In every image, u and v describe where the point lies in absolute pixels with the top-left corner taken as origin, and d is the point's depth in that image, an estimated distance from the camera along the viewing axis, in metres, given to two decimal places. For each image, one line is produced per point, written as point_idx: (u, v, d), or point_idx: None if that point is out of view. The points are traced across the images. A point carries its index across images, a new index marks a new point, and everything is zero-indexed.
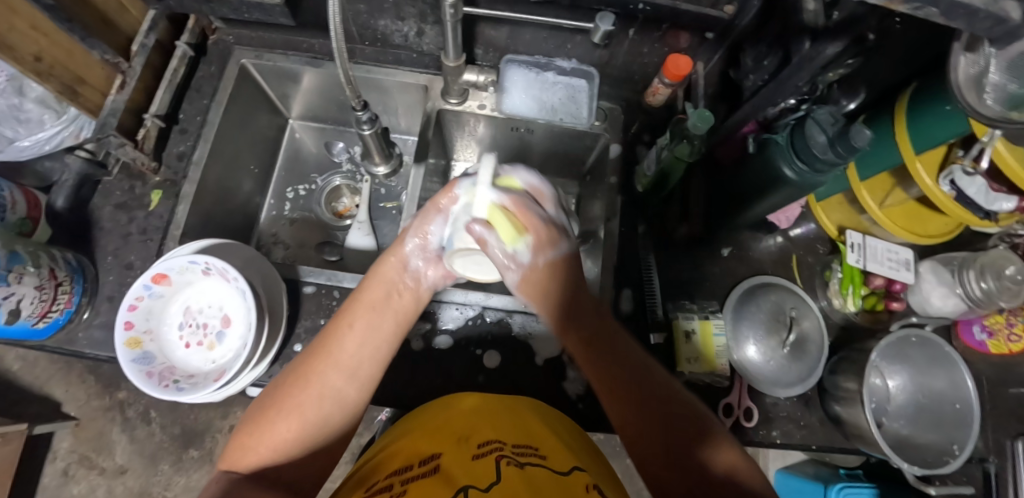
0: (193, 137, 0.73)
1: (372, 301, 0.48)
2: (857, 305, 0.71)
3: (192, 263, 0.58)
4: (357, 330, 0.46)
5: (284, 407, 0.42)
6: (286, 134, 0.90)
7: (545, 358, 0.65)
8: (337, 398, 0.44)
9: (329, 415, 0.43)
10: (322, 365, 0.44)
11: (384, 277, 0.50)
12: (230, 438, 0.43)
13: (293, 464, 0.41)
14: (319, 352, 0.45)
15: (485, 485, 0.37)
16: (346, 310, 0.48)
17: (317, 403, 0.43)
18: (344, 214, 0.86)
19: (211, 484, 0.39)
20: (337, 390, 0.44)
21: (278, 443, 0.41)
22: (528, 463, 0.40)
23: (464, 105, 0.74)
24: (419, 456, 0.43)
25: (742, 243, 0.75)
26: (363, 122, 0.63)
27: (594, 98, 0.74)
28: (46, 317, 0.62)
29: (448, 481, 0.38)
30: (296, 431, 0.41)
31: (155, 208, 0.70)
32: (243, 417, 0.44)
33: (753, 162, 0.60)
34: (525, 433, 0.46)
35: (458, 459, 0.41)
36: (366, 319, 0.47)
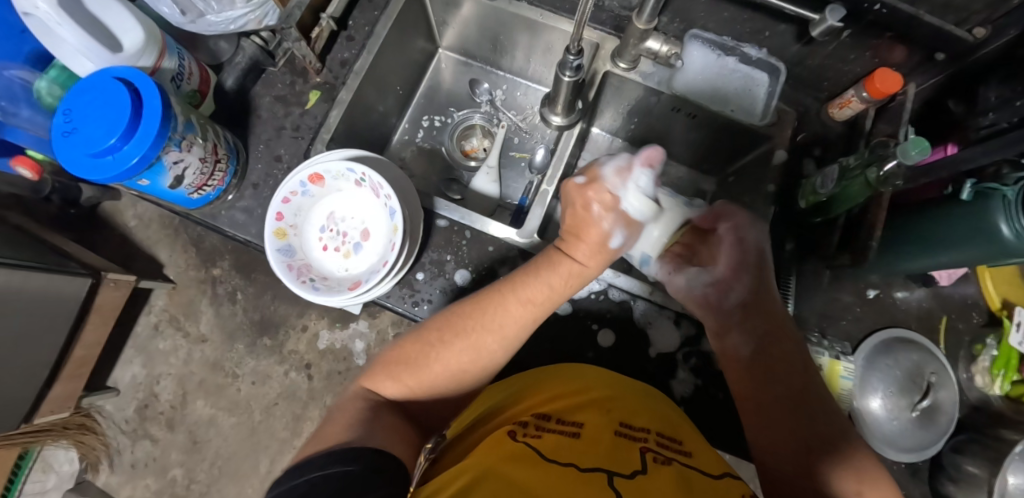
0: (357, 46, 0.73)
1: (535, 300, 0.49)
2: (1005, 390, 0.64)
3: (349, 170, 0.59)
4: (515, 313, 0.49)
5: (441, 354, 0.47)
6: (432, 62, 0.89)
7: (660, 351, 0.63)
8: (486, 363, 0.49)
9: (474, 375, 0.49)
10: (484, 334, 0.48)
11: (572, 256, 0.51)
12: (381, 359, 0.49)
13: (419, 399, 0.48)
14: (482, 312, 0.49)
15: (631, 473, 0.36)
16: (512, 285, 0.50)
17: (472, 366, 0.48)
18: (470, 155, 0.85)
19: (355, 397, 0.46)
20: (490, 353, 0.48)
21: (428, 383, 0.47)
22: (678, 461, 0.39)
23: (633, 72, 0.70)
24: (561, 412, 0.43)
25: (891, 290, 0.69)
26: (568, 68, 0.60)
27: (773, 96, 0.69)
28: (201, 190, 0.65)
29: (588, 448, 0.38)
30: (449, 378, 0.48)
31: (311, 108, 0.71)
32: (396, 342, 0.50)
33: (953, 209, 0.54)
34: (668, 424, 0.44)
35: (603, 432, 0.41)
36: (525, 307, 0.49)
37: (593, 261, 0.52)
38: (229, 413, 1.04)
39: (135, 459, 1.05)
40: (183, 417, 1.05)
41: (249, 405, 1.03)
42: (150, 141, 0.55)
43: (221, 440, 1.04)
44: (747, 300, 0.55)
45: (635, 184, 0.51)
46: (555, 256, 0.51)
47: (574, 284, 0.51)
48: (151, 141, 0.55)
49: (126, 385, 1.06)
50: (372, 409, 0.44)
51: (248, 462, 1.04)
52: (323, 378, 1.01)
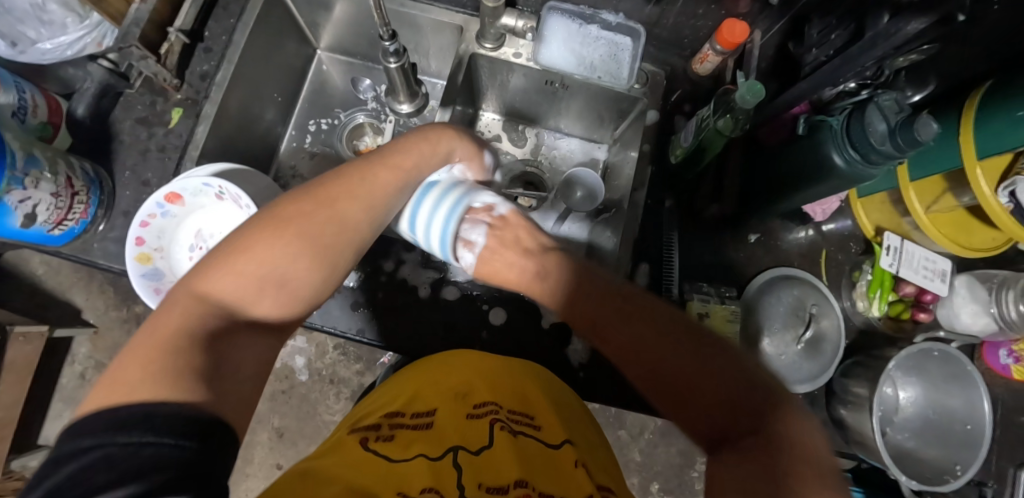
0: (216, 57, 0.71)
1: (376, 190, 0.41)
2: (882, 311, 0.68)
3: (206, 186, 0.57)
4: (361, 199, 0.40)
5: (263, 253, 0.35)
6: (312, 65, 0.87)
7: (552, 322, 0.64)
8: (325, 266, 0.38)
9: (310, 287, 0.37)
10: (347, 200, 0.39)
11: (428, 140, 0.46)
12: (202, 262, 0.35)
13: (253, 295, 0.34)
14: (336, 185, 0.40)
15: (476, 448, 0.39)
16: (356, 170, 0.41)
17: (315, 258, 0.37)
18: (365, 155, 0.84)
19: (173, 308, 0.31)
20: (328, 243, 0.38)
21: (261, 268, 0.35)
22: (523, 433, 0.42)
23: (499, 51, 0.71)
24: (414, 405, 0.45)
25: (772, 232, 0.71)
26: (390, 54, 0.62)
27: (638, 58, 0.70)
28: (62, 225, 0.62)
29: (437, 434, 0.41)
30: (279, 294, 0.36)
31: (175, 126, 0.69)
32: (224, 240, 0.36)
33: (797, 146, 0.57)
34: (525, 392, 0.48)
35: (454, 416, 0.43)
36: (368, 201, 0.41)
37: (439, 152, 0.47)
38: None
39: None
40: None
41: None
42: None
43: None
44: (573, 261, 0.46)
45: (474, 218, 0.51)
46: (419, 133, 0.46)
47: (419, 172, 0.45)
48: None
49: (59, 440, 1.01)
50: (209, 299, 0.33)
51: None
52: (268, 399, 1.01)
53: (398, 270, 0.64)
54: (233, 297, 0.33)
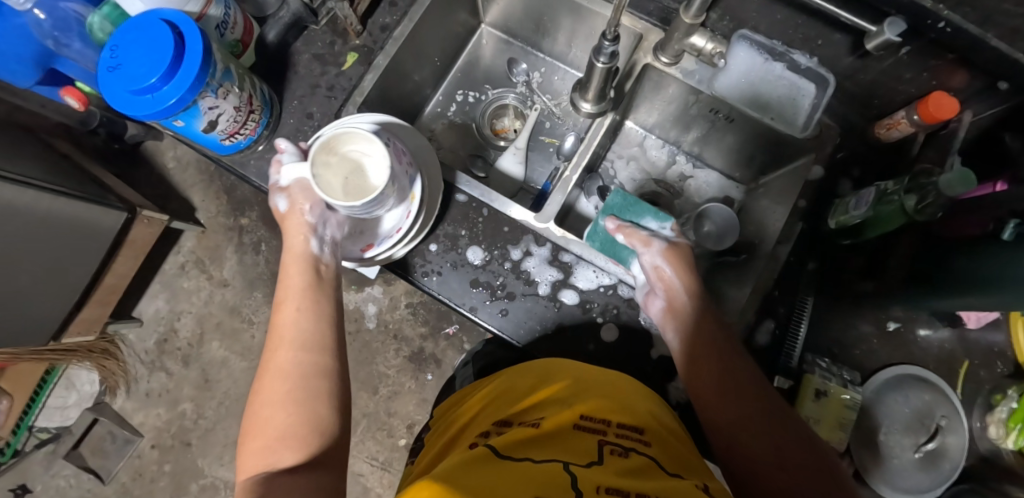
0: (399, 13, 0.74)
1: (294, 283, 0.56)
2: (1019, 445, 0.61)
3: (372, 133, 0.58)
4: (298, 312, 0.53)
5: (280, 404, 0.46)
6: (473, 37, 0.88)
7: (661, 354, 0.62)
8: (315, 368, 0.49)
9: (309, 387, 0.48)
10: (281, 351, 0.50)
11: (292, 252, 0.58)
12: (240, 458, 0.46)
13: (308, 436, 0.45)
14: (273, 342, 0.51)
15: (587, 461, 0.39)
16: (285, 304, 0.54)
17: (301, 382, 0.48)
18: (501, 134, 0.86)
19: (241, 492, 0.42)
20: (288, 364, 0.49)
21: (283, 428, 0.45)
22: (635, 451, 0.42)
23: (673, 68, 0.68)
24: (521, 415, 0.48)
25: (913, 326, 0.65)
26: (602, 54, 0.60)
27: (818, 108, 0.66)
28: (233, 137, 0.66)
29: (549, 439, 0.42)
30: (295, 389, 0.47)
31: (347, 69, 0.72)
32: (241, 434, 0.48)
33: (989, 249, 0.52)
34: (632, 408, 0.48)
35: (562, 424, 0.45)
36: (298, 299, 0.54)
37: (293, 241, 0.59)
38: (241, 357, 1.09)
39: (150, 388, 1.09)
40: (197, 356, 1.09)
41: (261, 352, 1.08)
42: (188, 84, 0.57)
43: (230, 383, 1.08)
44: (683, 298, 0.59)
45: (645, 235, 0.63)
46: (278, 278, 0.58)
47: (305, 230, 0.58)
48: (188, 84, 0.57)
49: (149, 317, 1.11)
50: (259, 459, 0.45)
51: None
52: None
53: (523, 260, 0.64)
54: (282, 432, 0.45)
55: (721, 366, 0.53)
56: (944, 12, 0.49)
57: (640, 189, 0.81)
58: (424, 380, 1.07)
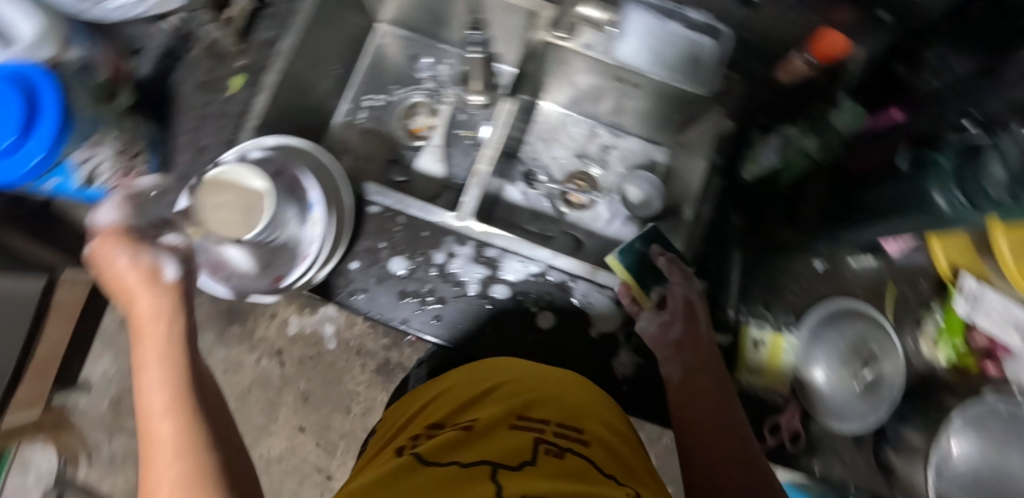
0: (280, 24, 0.69)
1: (142, 321, 0.38)
2: (949, 358, 0.65)
3: (264, 161, 0.57)
4: (167, 366, 0.36)
5: (151, 494, 0.31)
6: (371, 37, 0.84)
7: (600, 331, 0.62)
8: (222, 418, 0.36)
9: (212, 442, 0.33)
10: (157, 425, 0.33)
11: (123, 285, 0.41)
12: None
13: None
14: (137, 415, 0.34)
15: (517, 461, 0.37)
16: (137, 352, 0.37)
17: (213, 437, 0.34)
18: (417, 134, 0.82)
19: None
20: (159, 482, 0.31)
21: None
22: (571, 450, 0.40)
23: (572, 41, 0.66)
24: (456, 417, 0.45)
25: (840, 259, 0.67)
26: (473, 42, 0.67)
27: (719, 61, 0.66)
28: (120, 186, 0.68)
29: (479, 439, 0.40)
30: (196, 442, 0.33)
31: (234, 94, 0.67)
32: None
33: (892, 180, 0.53)
34: (573, 403, 0.46)
35: (497, 422, 0.42)
36: (164, 354, 0.36)
37: (146, 299, 0.39)
38: None
39: (112, 453, 1.04)
40: None
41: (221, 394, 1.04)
42: (50, 140, 0.58)
43: None
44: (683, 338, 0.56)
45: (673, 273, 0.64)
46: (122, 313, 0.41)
47: (162, 305, 0.39)
48: (49, 141, 0.58)
49: (97, 382, 1.05)
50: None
51: None
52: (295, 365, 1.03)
53: (448, 263, 0.63)
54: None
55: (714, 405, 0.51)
56: None
57: (566, 168, 0.80)
58: None
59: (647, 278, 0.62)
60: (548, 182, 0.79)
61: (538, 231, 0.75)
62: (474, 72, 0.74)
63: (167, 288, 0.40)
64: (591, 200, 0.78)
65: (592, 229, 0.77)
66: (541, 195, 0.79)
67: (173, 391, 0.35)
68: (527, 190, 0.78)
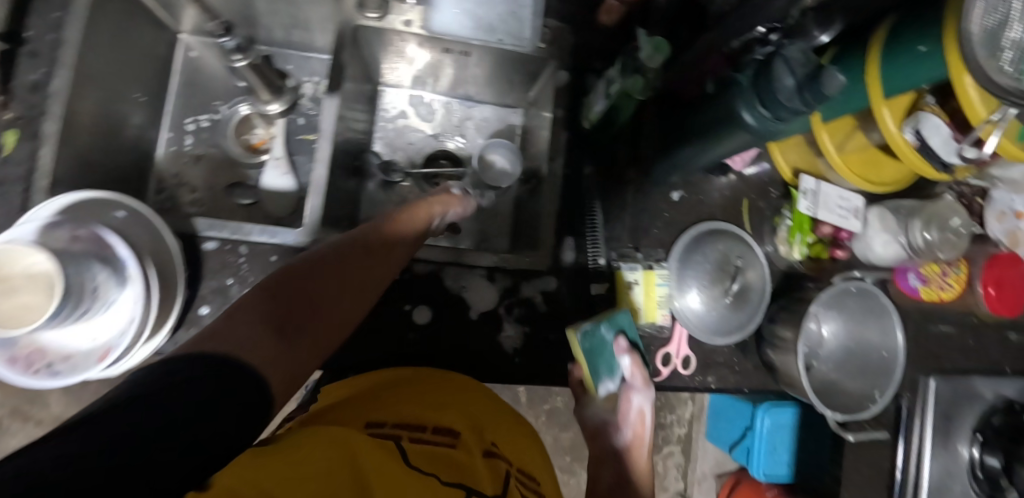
0: (45, 62, 0.58)
1: (353, 259, 0.45)
2: (803, 253, 0.68)
3: (53, 228, 0.48)
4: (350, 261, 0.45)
5: (316, 298, 0.40)
6: (178, 52, 0.76)
7: (480, 311, 0.62)
8: (362, 284, 0.45)
9: (367, 281, 0.46)
10: (378, 264, 0.48)
11: (395, 242, 0.51)
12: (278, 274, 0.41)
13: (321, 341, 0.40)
14: (354, 278, 0.44)
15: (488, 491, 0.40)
16: (362, 251, 0.47)
17: (357, 276, 0.45)
18: (258, 149, 0.76)
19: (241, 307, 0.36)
20: (377, 285, 0.47)
21: (332, 321, 0.41)
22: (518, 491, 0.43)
23: (384, 21, 0.63)
24: (436, 421, 0.47)
25: (695, 183, 0.70)
26: (230, 51, 0.64)
27: (540, 15, 0.65)
28: None
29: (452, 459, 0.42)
30: (353, 281, 0.44)
31: (10, 153, 0.55)
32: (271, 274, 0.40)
33: (709, 106, 0.55)
34: (517, 446, 0.53)
35: (472, 450, 0.45)
36: (375, 249, 0.48)
37: (401, 253, 0.51)
38: None
39: None
40: None
41: None
42: None
43: None
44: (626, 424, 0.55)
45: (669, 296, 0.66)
46: (371, 234, 0.49)
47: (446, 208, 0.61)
48: None
49: None
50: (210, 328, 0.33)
51: None
52: None
53: None
54: (253, 331, 0.34)
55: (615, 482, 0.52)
56: None
57: (424, 152, 0.77)
58: None
59: (597, 367, 0.54)
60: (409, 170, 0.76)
61: None
62: (257, 79, 0.70)
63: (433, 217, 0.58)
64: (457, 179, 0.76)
65: None
66: (405, 187, 0.75)
67: (350, 249, 0.46)
68: (387, 184, 0.75)
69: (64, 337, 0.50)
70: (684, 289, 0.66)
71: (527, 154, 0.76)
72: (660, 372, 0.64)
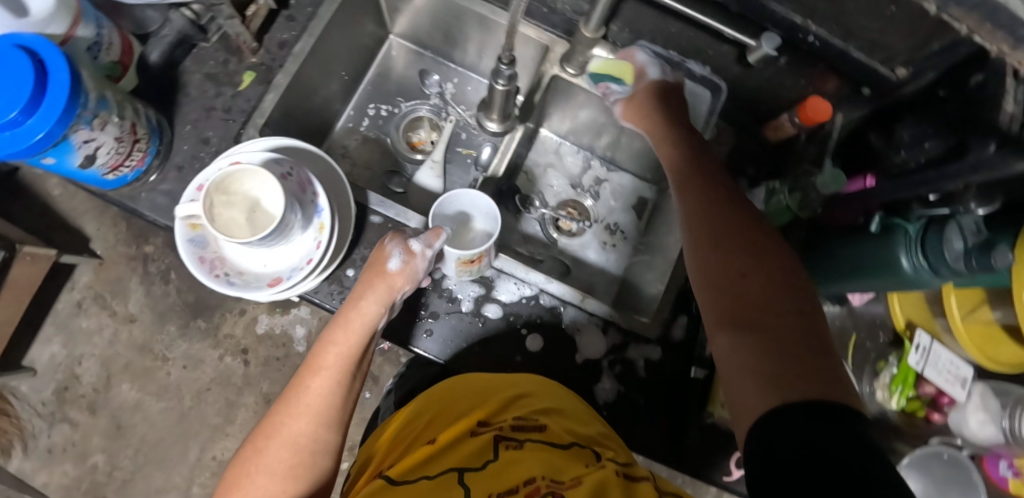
0: (298, 28, 0.70)
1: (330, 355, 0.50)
2: (900, 405, 0.70)
3: (275, 163, 0.54)
4: (325, 371, 0.49)
5: (269, 452, 0.45)
6: (382, 48, 0.85)
7: (585, 357, 0.65)
8: (317, 412, 0.47)
9: (315, 438, 0.46)
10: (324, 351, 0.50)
11: (350, 319, 0.52)
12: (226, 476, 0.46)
13: None
14: (290, 395, 0.48)
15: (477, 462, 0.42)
16: (308, 367, 0.49)
17: (303, 408, 0.47)
18: (416, 147, 0.84)
19: None
20: (314, 437, 0.46)
21: (285, 445, 0.45)
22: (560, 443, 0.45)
23: (580, 79, 0.70)
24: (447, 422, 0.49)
25: None
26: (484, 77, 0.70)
27: (715, 114, 0.69)
28: (118, 171, 0.60)
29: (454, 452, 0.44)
30: (309, 422, 0.46)
31: (244, 90, 0.67)
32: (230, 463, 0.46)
33: (862, 238, 0.58)
34: (520, 403, 0.51)
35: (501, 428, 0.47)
36: (326, 369, 0.49)
37: (362, 310, 0.53)
38: (156, 398, 0.99)
39: (52, 444, 0.97)
40: (106, 401, 0.98)
41: (179, 390, 0.99)
42: (55, 117, 0.50)
43: (147, 426, 0.98)
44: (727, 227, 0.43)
45: None
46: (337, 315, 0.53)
47: (388, 299, 0.54)
48: (57, 116, 0.50)
49: (44, 366, 0.98)
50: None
51: (176, 449, 0.99)
52: (261, 363, 1.00)
53: (444, 278, 0.65)
54: None
55: (741, 270, 0.40)
56: (811, 27, 0.57)
57: (560, 198, 0.83)
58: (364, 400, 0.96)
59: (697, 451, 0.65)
60: (541, 207, 0.82)
61: (528, 254, 0.78)
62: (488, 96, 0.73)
63: (389, 276, 0.54)
64: (580, 227, 0.82)
65: (580, 257, 0.81)
66: (534, 220, 0.81)
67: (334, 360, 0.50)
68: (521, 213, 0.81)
69: (244, 254, 0.56)
70: None
71: (652, 227, 0.81)
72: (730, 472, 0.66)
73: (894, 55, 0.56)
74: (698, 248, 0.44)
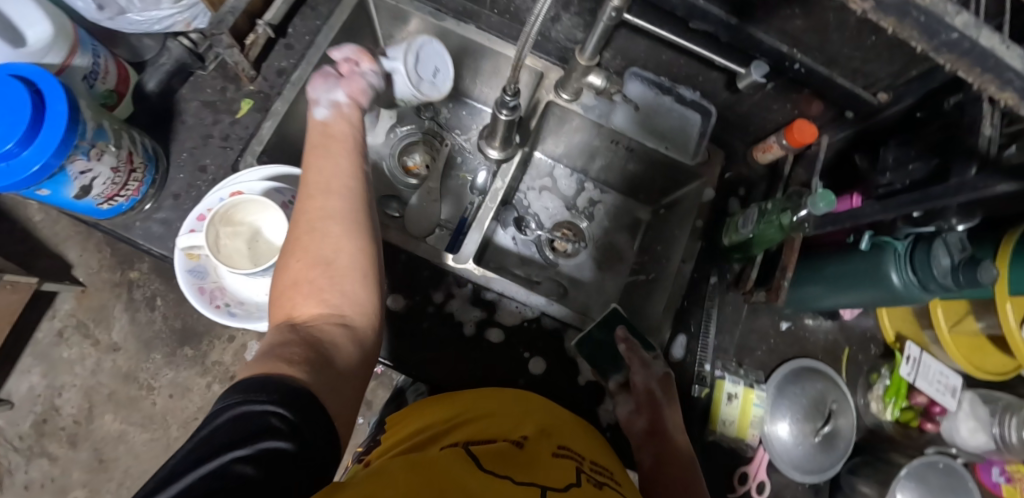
0: (296, 55, 0.71)
1: (320, 151, 0.50)
2: (894, 415, 0.71)
3: (277, 192, 0.55)
4: (321, 164, 0.49)
5: (304, 236, 0.45)
6: None
7: (588, 380, 0.65)
8: (333, 198, 0.47)
9: (336, 222, 0.46)
10: (313, 166, 0.49)
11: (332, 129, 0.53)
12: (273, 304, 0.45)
13: (335, 290, 0.44)
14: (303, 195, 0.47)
15: (564, 483, 0.38)
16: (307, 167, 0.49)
17: (316, 195, 0.47)
18: (411, 172, 0.83)
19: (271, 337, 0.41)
20: (328, 216, 0.46)
21: (305, 238, 0.45)
22: (610, 486, 0.41)
23: (575, 103, 0.71)
24: (516, 431, 0.45)
25: (802, 319, 0.74)
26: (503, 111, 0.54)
27: (705, 136, 0.73)
28: (112, 201, 0.59)
29: (532, 462, 0.40)
30: (320, 201, 0.47)
31: (242, 117, 0.68)
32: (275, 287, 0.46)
33: (854, 256, 0.60)
34: (574, 435, 0.48)
35: (551, 454, 0.43)
36: (317, 162, 0.50)
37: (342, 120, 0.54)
38: (141, 429, 0.96)
39: (29, 480, 0.93)
40: (87, 434, 0.95)
41: (165, 420, 0.96)
42: (53, 148, 0.49)
43: (131, 459, 0.95)
44: (660, 378, 0.62)
45: (772, 424, 0.68)
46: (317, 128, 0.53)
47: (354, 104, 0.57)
48: (53, 149, 0.50)
49: (22, 397, 0.94)
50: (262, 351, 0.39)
51: None
52: None
53: (445, 303, 0.65)
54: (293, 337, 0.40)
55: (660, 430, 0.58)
56: (798, 55, 0.60)
57: (555, 219, 0.84)
58: (357, 425, 0.95)
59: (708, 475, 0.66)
60: (538, 229, 0.83)
61: (525, 275, 0.79)
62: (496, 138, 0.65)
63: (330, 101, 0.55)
64: (576, 248, 0.82)
65: (576, 277, 0.81)
66: (530, 241, 0.82)
67: (324, 155, 0.50)
68: (518, 235, 0.82)
69: (244, 284, 0.56)
70: (777, 421, 0.68)
71: (648, 246, 0.82)
72: (734, 489, 0.66)
73: (877, 81, 0.61)
74: (647, 422, 0.59)
